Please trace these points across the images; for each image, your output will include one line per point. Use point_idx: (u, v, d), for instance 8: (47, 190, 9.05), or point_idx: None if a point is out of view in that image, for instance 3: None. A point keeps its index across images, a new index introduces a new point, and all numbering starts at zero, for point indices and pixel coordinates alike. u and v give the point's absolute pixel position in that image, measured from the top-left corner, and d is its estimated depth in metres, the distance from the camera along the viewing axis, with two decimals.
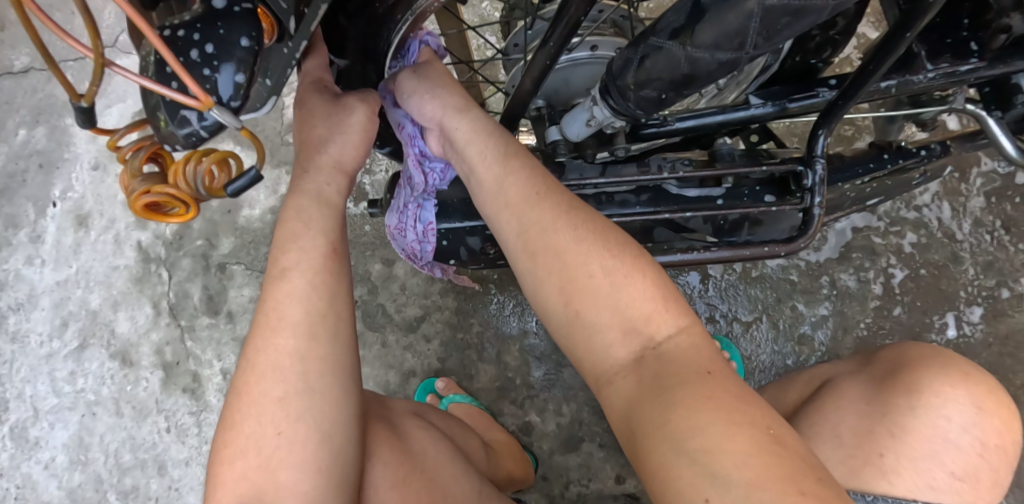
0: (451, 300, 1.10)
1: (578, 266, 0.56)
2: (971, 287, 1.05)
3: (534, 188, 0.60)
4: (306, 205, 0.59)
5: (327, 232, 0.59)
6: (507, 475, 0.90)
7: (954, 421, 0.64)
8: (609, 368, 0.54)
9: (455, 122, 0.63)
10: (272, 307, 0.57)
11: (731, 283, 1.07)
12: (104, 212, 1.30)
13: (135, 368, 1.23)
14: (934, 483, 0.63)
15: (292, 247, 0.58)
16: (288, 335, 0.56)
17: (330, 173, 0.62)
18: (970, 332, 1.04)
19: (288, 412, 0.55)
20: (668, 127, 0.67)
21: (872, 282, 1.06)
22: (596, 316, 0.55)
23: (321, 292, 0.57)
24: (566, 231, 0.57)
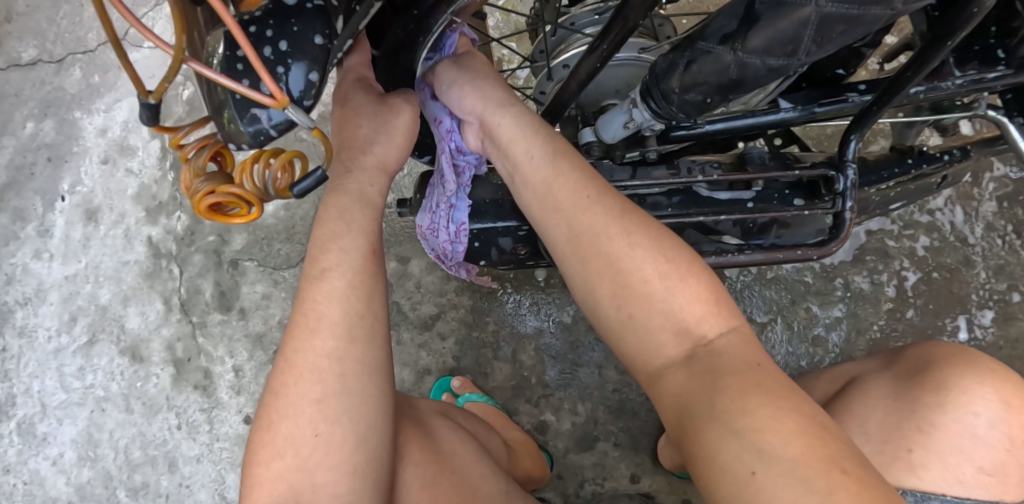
0: (467, 299, 1.10)
1: (630, 265, 0.56)
2: (982, 291, 1.06)
3: (589, 189, 0.59)
4: (353, 204, 0.59)
5: (367, 234, 0.59)
6: (526, 475, 0.90)
7: (981, 417, 0.65)
8: (655, 345, 0.56)
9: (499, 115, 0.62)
10: (310, 307, 0.56)
11: (746, 284, 1.08)
12: (114, 206, 1.29)
13: (145, 364, 1.23)
14: (962, 478, 0.64)
15: (333, 247, 0.58)
16: (325, 334, 0.56)
17: (372, 173, 0.61)
18: (981, 335, 1.05)
19: (324, 413, 0.55)
20: (697, 129, 0.67)
21: (885, 285, 1.07)
22: (647, 295, 0.56)
23: (360, 293, 0.57)
24: (620, 236, 0.57)
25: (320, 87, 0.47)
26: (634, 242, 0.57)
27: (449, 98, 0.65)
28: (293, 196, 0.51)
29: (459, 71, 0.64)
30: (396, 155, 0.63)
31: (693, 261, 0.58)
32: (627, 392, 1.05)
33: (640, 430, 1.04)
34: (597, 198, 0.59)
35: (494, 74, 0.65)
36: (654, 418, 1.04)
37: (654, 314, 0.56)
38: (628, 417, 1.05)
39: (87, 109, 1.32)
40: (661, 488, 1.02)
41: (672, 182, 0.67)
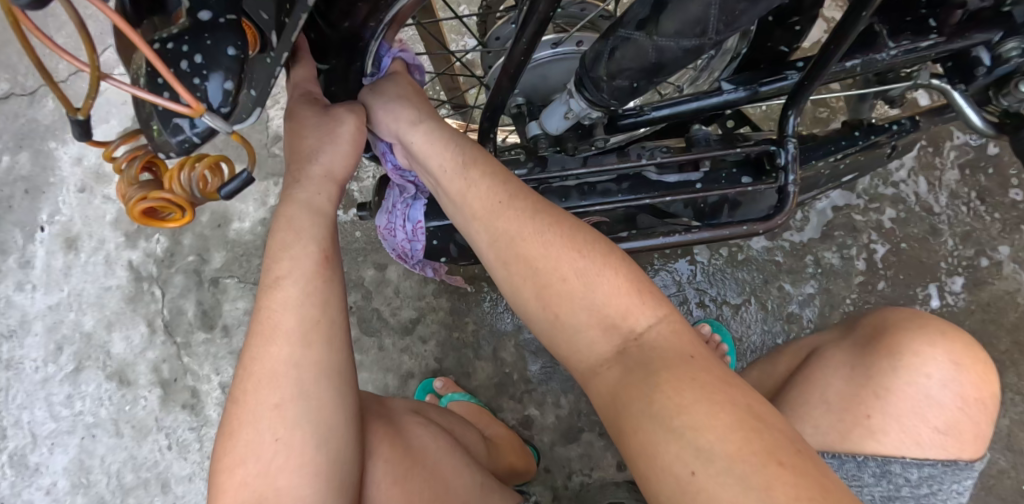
0: (445, 301, 1.11)
1: (554, 266, 0.58)
2: (951, 258, 1.09)
3: (500, 194, 0.61)
4: (299, 213, 0.61)
5: (319, 241, 0.60)
6: (510, 468, 0.91)
7: (934, 378, 0.66)
8: (584, 343, 0.57)
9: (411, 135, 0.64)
10: (267, 315, 0.58)
11: (720, 268, 1.09)
12: (93, 233, 1.30)
13: (133, 387, 1.24)
14: (919, 440, 0.65)
15: (284, 256, 0.59)
16: (282, 338, 0.57)
17: (319, 182, 0.63)
18: (953, 301, 1.08)
19: (283, 418, 0.56)
20: (644, 117, 0.70)
21: (855, 259, 1.08)
22: (569, 292, 0.57)
23: (314, 299, 0.58)
24: (536, 236, 0.59)
25: (238, 95, 0.49)
26: (549, 242, 0.58)
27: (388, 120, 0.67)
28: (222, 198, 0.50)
29: (375, 96, 0.65)
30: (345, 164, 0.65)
31: (612, 252, 0.59)
32: None
33: None
34: (510, 201, 0.61)
35: (414, 91, 0.66)
36: None
37: (579, 309, 0.57)
38: None
39: (62, 139, 1.34)
40: None
41: (622, 166, 0.68)
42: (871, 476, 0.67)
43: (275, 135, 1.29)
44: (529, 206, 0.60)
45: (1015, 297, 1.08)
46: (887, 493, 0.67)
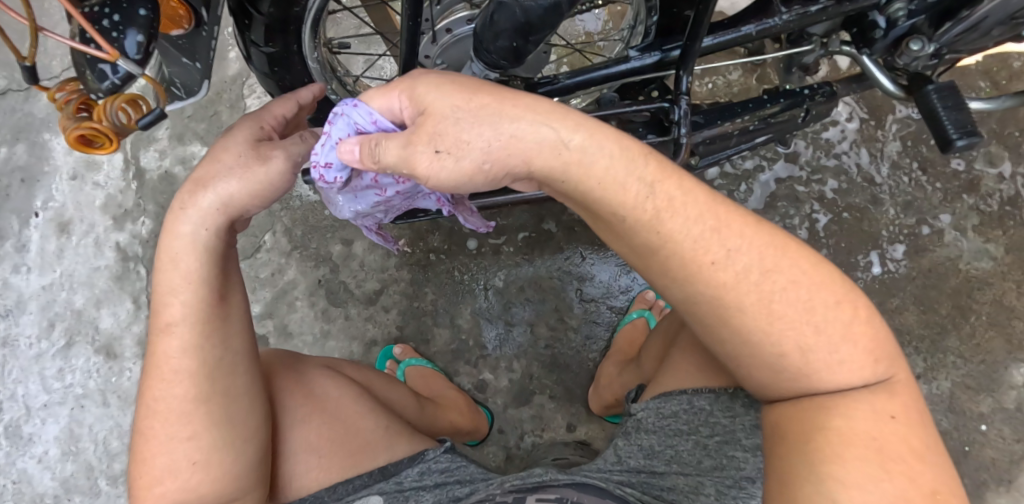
0: (406, 273, 1.17)
1: (772, 327, 0.56)
2: (892, 227, 1.13)
3: (717, 255, 0.56)
4: (190, 251, 0.62)
5: (203, 285, 0.63)
6: (450, 427, 1.00)
7: None
8: (776, 389, 0.60)
9: (562, 183, 0.55)
10: (164, 360, 0.64)
11: None
12: (84, 218, 1.38)
13: (119, 360, 1.31)
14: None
15: (173, 302, 0.63)
16: (185, 380, 0.65)
17: (208, 217, 0.62)
18: (894, 268, 1.12)
19: (199, 445, 0.65)
20: (559, 84, 0.76)
21: (797, 227, 1.13)
22: (783, 358, 0.57)
23: (209, 341, 0.65)
24: (757, 303, 0.56)
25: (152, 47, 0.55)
26: (773, 308, 0.56)
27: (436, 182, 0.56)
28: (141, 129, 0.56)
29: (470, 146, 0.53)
30: (254, 205, 0.64)
31: (847, 319, 0.57)
32: (559, 348, 1.11)
33: (574, 381, 1.10)
34: (736, 263, 0.56)
35: (487, 119, 0.53)
36: (586, 370, 1.10)
37: (794, 373, 0.58)
38: (562, 370, 1.11)
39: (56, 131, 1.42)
40: (596, 434, 1.08)
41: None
42: (742, 408, 0.73)
43: None
44: (752, 257, 0.56)
45: (955, 263, 1.12)
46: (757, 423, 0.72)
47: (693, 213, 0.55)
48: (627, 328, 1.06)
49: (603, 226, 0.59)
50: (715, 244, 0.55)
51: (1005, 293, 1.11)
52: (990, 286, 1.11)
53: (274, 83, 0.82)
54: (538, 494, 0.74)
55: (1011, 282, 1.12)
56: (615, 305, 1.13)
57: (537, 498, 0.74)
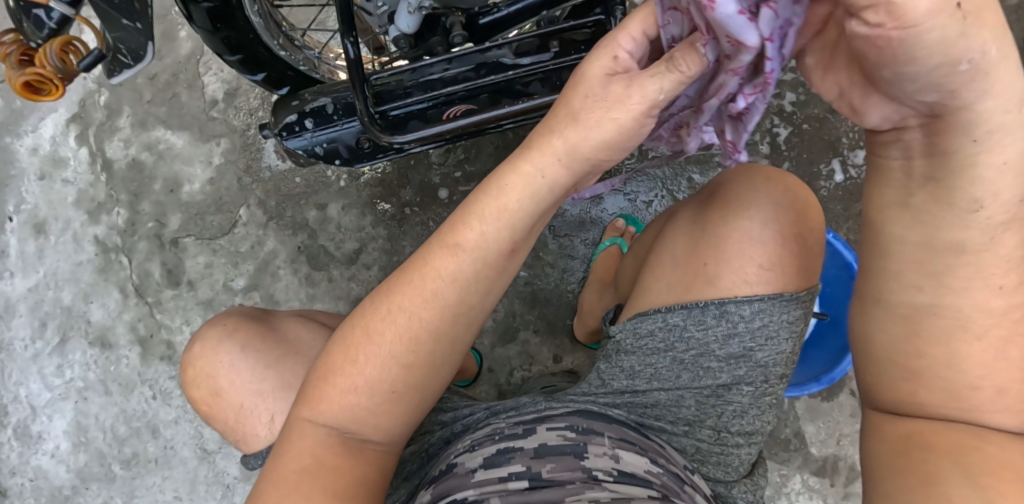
0: (383, 230, 1.30)
1: (983, 360, 0.50)
2: (851, 134, 1.22)
3: (995, 286, 0.49)
4: (523, 189, 0.59)
5: (512, 233, 0.61)
6: None
7: (756, 220, 0.76)
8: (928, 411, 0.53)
9: (972, 142, 0.45)
10: (432, 275, 0.63)
11: (632, 167, 1.22)
12: (58, 216, 1.37)
13: (114, 348, 1.33)
14: (748, 278, 0.74)
15: (472, 232, 0.61)
16: (436, 311, 0.64)
17: (552, 155, 0.57)
18: (855, 174, 1.21)
19: (405, 375, 0.65)
20: (500, 13, 0.90)
21: (758, 144, 1.23)
22: (953, 382, 0.51)
23: (477, 287, 0.64)
24: (969, 326, 0.50)
25: None
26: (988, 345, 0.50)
27: (902, 49, 0.40)
28: (81, 69, 0.62)
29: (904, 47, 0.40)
30: (610, 156, 0.57)
31: None
32: (539, 283, 1.20)
33: (555, 313, 1.20)
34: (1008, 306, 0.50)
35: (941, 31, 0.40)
36: (565, 303, 1.20)
37: (949, 401, 0.51)
38: (542, 305, 1.20)
39: (16, 133, 1.38)
40: (582, 362, 1.18)
41: (469, 51, 0.88)
42: (713, 319, 0.75)
43: (212, 99, 1.38)
44: (1021, 301, 0.50)
45: None
46: (728, 331, 0.75)
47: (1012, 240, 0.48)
48: (603, 256, 1.12)
49: (916, 200, 0.49)
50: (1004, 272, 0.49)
51: None
52: None
53: (219, 42, 0.86)
54: (547, 424, 0.78)
55: None
56: (589, 238, 1.21)
57: (547, 427, 0.78)
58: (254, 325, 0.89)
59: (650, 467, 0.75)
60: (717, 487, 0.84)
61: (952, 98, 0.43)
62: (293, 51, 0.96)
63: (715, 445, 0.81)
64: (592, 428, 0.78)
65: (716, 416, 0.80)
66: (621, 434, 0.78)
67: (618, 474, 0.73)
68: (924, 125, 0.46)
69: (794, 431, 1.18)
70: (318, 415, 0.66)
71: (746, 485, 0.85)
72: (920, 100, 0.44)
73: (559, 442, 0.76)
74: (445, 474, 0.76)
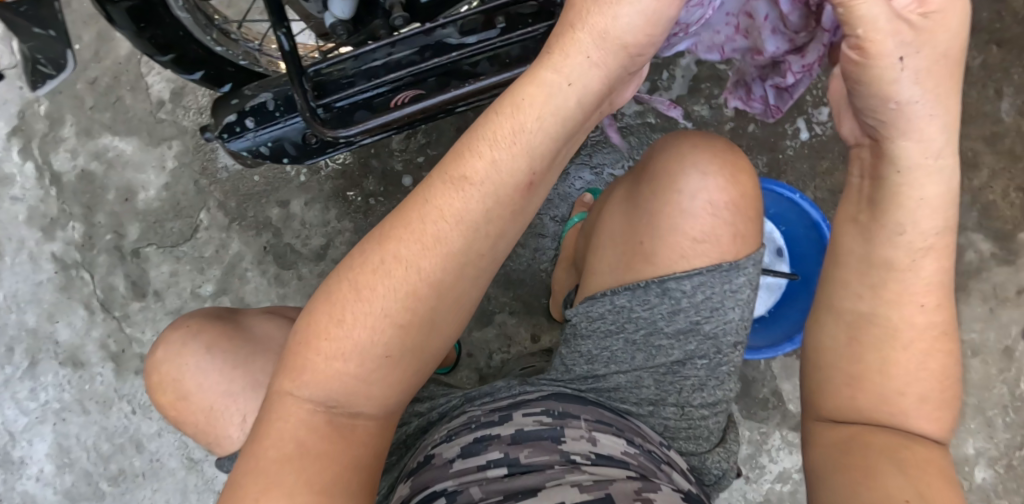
0: (349, 223, 1.27)
1: (909, 367, 0.59)
2: (816, 91, 1.21)
3: (918, 304, 0.59)
4: (542, 99, 0.53)
5: (531, 158, 0.54)
6: None
7: (687, 193, 0.74)
8: (862, 411, 0.60)
9: (898, 170, 0.55)
10: (433, 216, 0.55)
11: (597, 139, 1.20)
12: (11, 236, 1.32)
13: (88, 366, 1.31)
14: (685, 253, 0.73)
15: (483, 155, 0.54)
16: (441, 257, 0.55)
17: (574, 57, 0.53)
18: (821, 131, 1.21)
19: (401, 339, 0.56)
20: None
21: (724, 107, 1.21)
22: (884, 385, 0.60)
23: (489, 228, 0.55)
24: (897, 338, 0.59)
25: None
26: (912, 354, 0.59)
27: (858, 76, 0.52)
28: None
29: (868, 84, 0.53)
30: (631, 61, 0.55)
31: (950, 396, 0.60)
32: (511, 265, 1.19)
33: (530, 294, 1.19)
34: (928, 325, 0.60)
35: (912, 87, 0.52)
36: (539, 282, 1.19)
37: (879, 402, 0.60)
38: (516, 286, 1.19)
39: None
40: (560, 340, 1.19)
41: (415, 32, 0.78)
42: (656, 297, 0.74)
43: (158, 101, 1.32)
44: (938, 321, 0.60)
45: None
46: (673, 308, 0.74)
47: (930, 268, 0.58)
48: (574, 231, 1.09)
49: (864, 217, 0.60)
50: (923, 298, 0.59)
51: None
52: None
53: (146, 42, 0.79)
54: (523, 409, 0.78)
55: None
56: (557, 215, 1.19)
57: (523, 413, 0.77)
58: (218, 325, 0.87)
59: (627, 448, 0.76)
60: (694, 460, 0.84)
61: (885, 139, 0.55)
62: (231, 45, 0.88)
63: (682, 421, 0.81)
64: (568, 411, 0.78)
65: (676, 393, 0.80)
66: (598, 415, 0.78)
67: (596, 457, 0.73)
68: (873, 146, 0.57)
69: (772, 390, 1.19)
70: (300, 386, 0.57)
71: (722, 455, 0.84)
72: (867, 122, 0.55)
73: (536, 427, 0.75)
74: (423, 466, 0.75)
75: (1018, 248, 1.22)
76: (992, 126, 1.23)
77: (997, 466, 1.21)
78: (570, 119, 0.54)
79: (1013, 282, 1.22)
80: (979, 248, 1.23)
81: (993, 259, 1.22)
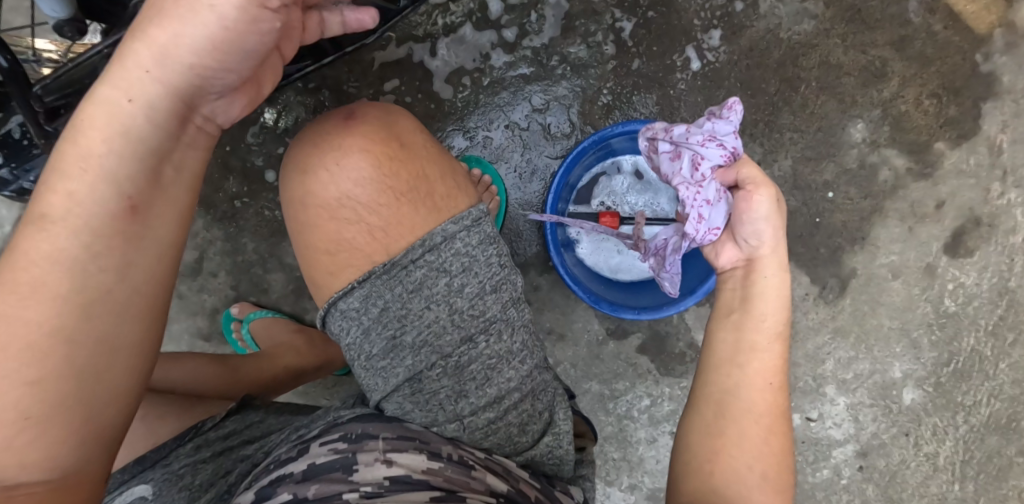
0: (218, 232, 1.16)
1: (754, 446, 0.66)
2: (703, 12, 1.11)
3: (765, 388, 0.68)
4: (107, 124, 0.49)
5: (118, 185, 0.50)
6: (289, 369, 1.07)
7: (336, 183, 0.69)
8: (716, 486, 0.65)
9: (767, 277, 0.70)
10: (25, 268, 0.48)
11: (468, 99, 1.11)
12: None
13: None
14: (355, 258, 0.70)
15: (66, 188, 0.49)
16: (48, 305, 0.48)
17: (131, 81, 0.49)
18: (713, 57, 1.12)
19: (43, 395, 0.48)
20: None
21: (602, 44, 1.10)
22: (734, 460, 0.66)
23: (101, 262, 0.50)
24: (746, 417, 0.67)
25: None
26: (755, 431, 0.67)
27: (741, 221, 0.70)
28: None
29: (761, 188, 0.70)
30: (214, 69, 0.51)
31: (784, 482, 0.66)
32: None
33: None
34: (772, 410, 0.68)
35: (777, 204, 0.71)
36: None
37: (727, 478, 0.65)
38: None
39: None
40: None
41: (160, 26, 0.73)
42: (385, 314, 0.70)
43: None
44: (775, 405, 0.68)
45: (775, 34, 1.12)
46: (364, 329, 0.70)
47: (773, 359, 0.69)
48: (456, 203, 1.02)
49: (733, 312, 0.71)
50: (765, 382, 0.68)
51: (832, 52, 1.14)
52: (815, 49, 1.13)
53: None
54: (321, 439, 0.66)
55: (835, 38, 1.13)
56: None
57: (319, 442, 0.66)
58: None
59: (431, 464, 0.66)
60: (522, 461, 0.75)
61: (755, 258, 0.71)
62: None
63: (473, 431, 0.72)
64: (365, 432, 0.67)
65: (441, 409, 0.71)
66: (399, 431, 0.68)
67: (390, 485, 0.62)
68: (745, 263, 0.72)
69: (687, 343, 1.14)
70: None
71: (548, 449, 0.76)
72: (746, 241, 0.71)
73: (328, 457, 0.64)
74: None
75: (934, 160, 1.14)
76: (899, 30, 1.13)
77: (924, 385, 1.15)
78: (146, 139, 0.50)
79: (931, 196, 1.14)
80: (893, 164, 1.14)
81: (909, 175, 1.14)
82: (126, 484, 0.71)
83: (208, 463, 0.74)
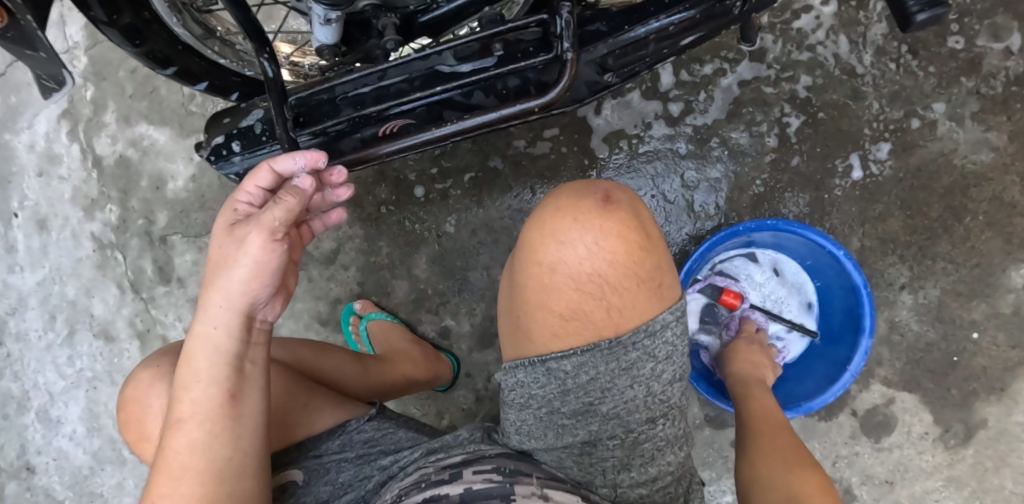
0: (360, 230, 1.24)
1: (781, 443, 0.80)
2: (876, 123, 1.10)
3: (758, 410, 0.89)
4: (206, 353, 0.62)
5: (214, 383, 0.62)
6: (404, 378, 1.09)
7: (576, 250, 0.67)
8: (760, 471, 0.78)
9: (735, 360, 1.01)
10: (171, 455, 0.62)
11: (621, 162, 1.14)
12: (58, 212, 1.29)
13: (117, 341, 1.29)
14: (574, 330, 0.67)
15: (184, 400, 0.62)
16: (191, 484, 0.62)
17: (213, 315, 0.62)
18: (877, 170, 1.10)
19: None
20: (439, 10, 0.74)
21: (765, 135, 1.11)
22: (766, 451, 0.80)
23: (220, 440, 0.63)
24: (763, 428, 0.85)
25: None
26: (775, 435, 0.83)
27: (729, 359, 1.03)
28: None
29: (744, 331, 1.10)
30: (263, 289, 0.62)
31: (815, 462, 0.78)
32: None
33: None
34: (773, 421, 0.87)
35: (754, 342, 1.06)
36: None
37: (767, 462, 0.78)
38: None
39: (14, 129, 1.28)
40: None
41: (408, 58, 0.71)
42: (576, 387, 0.68)
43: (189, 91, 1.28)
44: (780, 424, 0.86)
45: (949, 159, 1.08)
46: (561, 388, 0.68)
47: (764, 402, 0.91)
48: None
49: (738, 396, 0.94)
50: (761, 413, 0.88)
51: (1008, 188, 1.08)
52: (990, 182, 1.08)
53: (145, 58, 0.79)
54: (474, 466, 0.69)
55: (1014, 176, 1.08)
56: None
57: (472, 470, 0.69)
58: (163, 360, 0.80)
59: None
60: None
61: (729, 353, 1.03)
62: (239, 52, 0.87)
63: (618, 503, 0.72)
64: (519, 468, 0.69)
65: (601, 474, 0.71)
66: (549, 473, 0.70)
67: None
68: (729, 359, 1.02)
69: None
70: None
71: None
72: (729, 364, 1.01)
73: (484, 486, 0.67)
74: None
75: None
76: None
77: None
78: (229, 350, 0.62)
79: None
80: None
81: None
82: (285, 465, 0.78)
83: (351, 464, 0.79)
